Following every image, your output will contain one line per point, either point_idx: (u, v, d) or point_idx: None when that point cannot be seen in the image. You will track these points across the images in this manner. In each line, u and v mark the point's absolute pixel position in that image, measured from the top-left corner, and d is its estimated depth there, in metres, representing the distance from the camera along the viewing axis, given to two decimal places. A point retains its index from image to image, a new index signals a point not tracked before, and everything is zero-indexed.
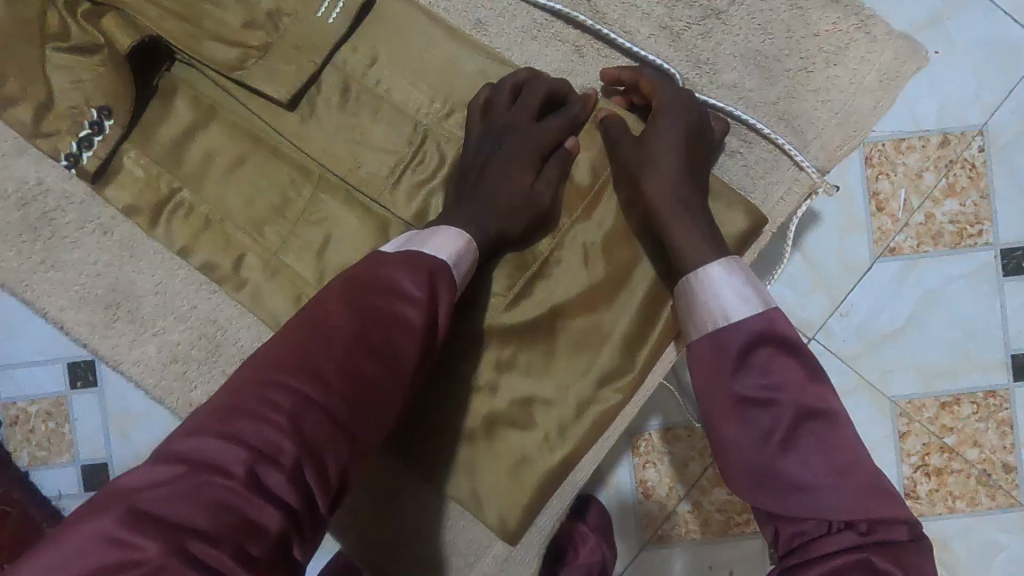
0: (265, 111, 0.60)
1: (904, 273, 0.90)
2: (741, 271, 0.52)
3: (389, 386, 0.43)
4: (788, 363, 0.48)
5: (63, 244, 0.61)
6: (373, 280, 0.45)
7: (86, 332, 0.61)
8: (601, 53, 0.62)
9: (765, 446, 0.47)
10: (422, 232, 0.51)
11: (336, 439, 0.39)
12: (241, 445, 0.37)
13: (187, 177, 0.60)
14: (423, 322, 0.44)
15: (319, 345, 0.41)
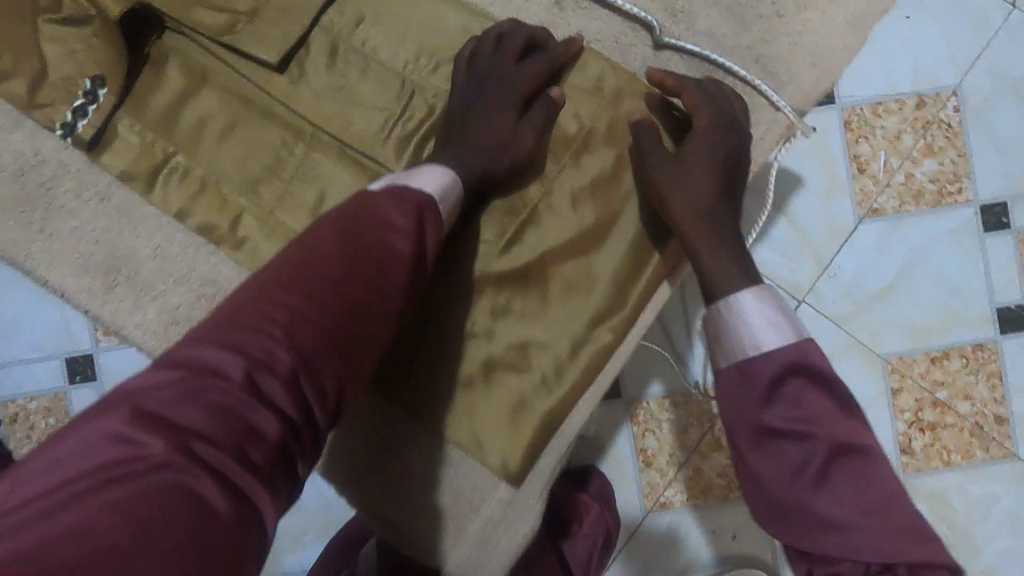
0: (256, 73, 0.61)
1: (887, 233, 0.92)
2: (769, 300, 0.52)
3: (382, 309, 0.43)
4: (821, 396, 0.47)
5: (60, 213, 0.62)
6: (363, 210, 0.46)
7: (85, 298, 0.62)
8: (580, 5, 0.64)
9: (799, 482, 0.45)
10: (408, 172, 0.53)
11: (332, 353, 0.39)
12: (237, 355, 0.37)
13: (181, 141, 0.61)
14: (413, 251, 0.45)
15: (311, 265, 0.41)
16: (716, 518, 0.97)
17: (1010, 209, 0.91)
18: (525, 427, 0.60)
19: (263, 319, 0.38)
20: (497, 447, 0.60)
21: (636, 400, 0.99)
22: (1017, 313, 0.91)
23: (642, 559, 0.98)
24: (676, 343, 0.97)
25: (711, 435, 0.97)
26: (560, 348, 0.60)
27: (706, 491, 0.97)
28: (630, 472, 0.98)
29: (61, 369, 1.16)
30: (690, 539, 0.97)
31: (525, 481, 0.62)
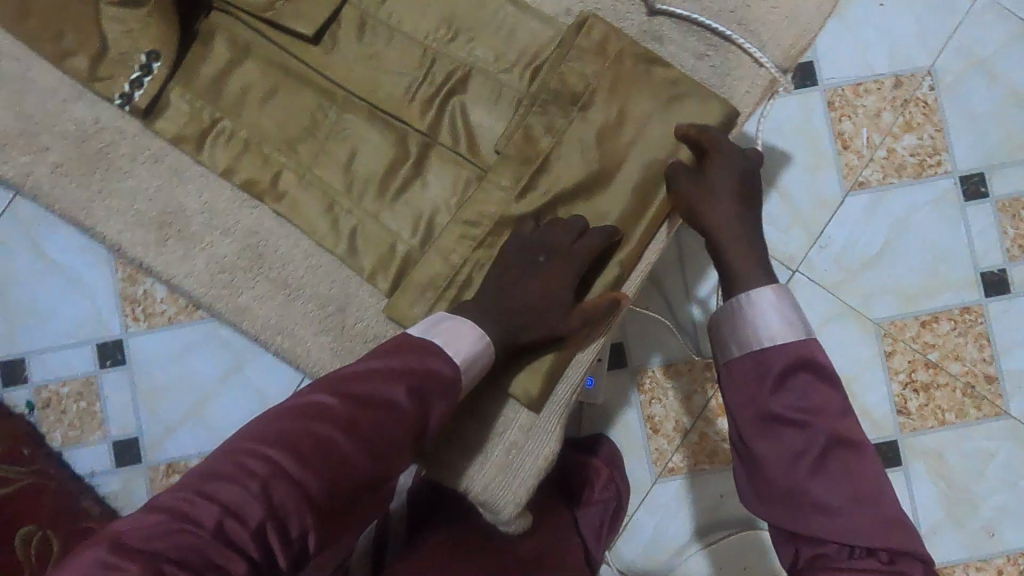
0: (294, 46, 0.69)
1: (873, 205, 0.99)
2: (786, 297, 0.58)
3: (363, 471, 0.49)
4: (825, 392, 0.53)
5: (117, 175, 0.69)
6: (365, 375, 0.52)
7: (141, 251, 0.69)
8: None
9: (797, 466, 0.51)
10: (451, 321, 0.58)
11: (304, 509, 0.46)
12: (220, 504, 0.44)
13: (228, 108, 0.69)
14: (402, 416, 0.51)
15: (305, 423, 0.49)
16: (723, 481, 1.02)
17: (987, 179, 0.98)
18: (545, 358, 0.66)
19: (250, 470, 0.46)
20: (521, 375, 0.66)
21: (641, 369, 1.03)
22: (999, 276, 0.97)
23: (653, 525, 1.02)
24: (676, 314, 1.03)
25: (715, 400, 1.02)
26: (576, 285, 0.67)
27: (712, 455, 1.02)
28: (637, 437, 1.03)
29: (92, 354, 1.21)
30: (699, 503, 1.02)
31: (544, 409, 0.68)
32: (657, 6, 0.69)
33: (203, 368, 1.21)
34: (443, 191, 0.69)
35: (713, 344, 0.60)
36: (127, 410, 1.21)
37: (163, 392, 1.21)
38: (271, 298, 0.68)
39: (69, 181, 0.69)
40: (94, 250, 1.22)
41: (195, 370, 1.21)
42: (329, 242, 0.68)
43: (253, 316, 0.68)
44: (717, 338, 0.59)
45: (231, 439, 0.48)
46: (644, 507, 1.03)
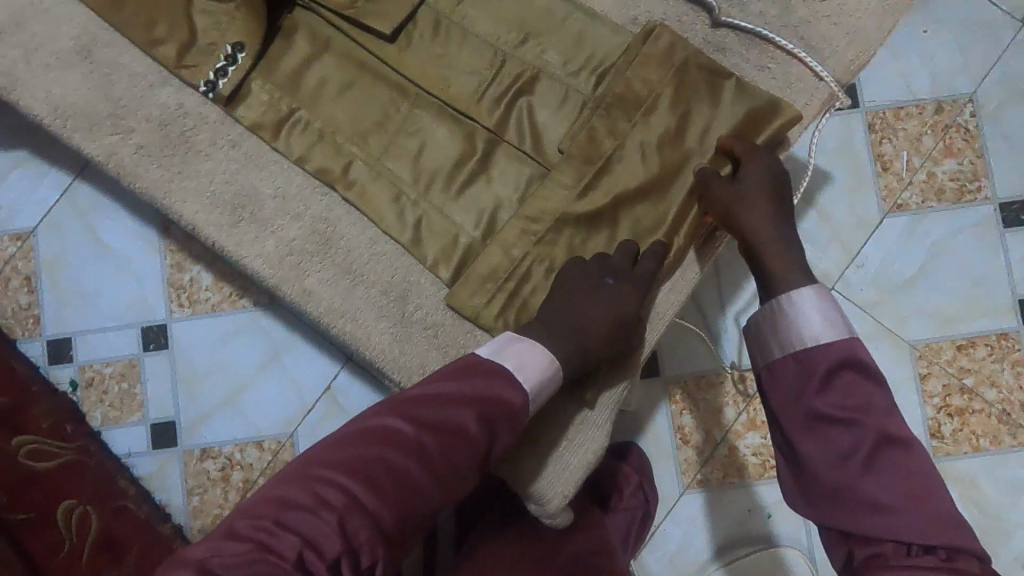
0: (371, 43, 0.72)
1: (911, 228, 1.00)
2: (826, 297, 0.58)
3: (431, 499, 0.52)
4: (870, 389, 0.53)
5: (197, 157, 0.72)
6: (433, 403, 0.55)
7: (214, 231, 0.71)
8: None
9: (845, 465, 0.52)
10: (523, 341, 0.61)
11: (377, 539, 0.49)
12: (298, 536, 0.46)
13: (305, 99, 0.72)
14: (470, 445, 0.54)
15: (377, 453, 0.52)
16: (751, 497, 1.02)
17: None
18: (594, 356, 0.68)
19: (327, 501, 0.49)
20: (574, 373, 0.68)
21: (675, 379, 1.04)
22: None
23: (680, 537, 1.02)
24: (711, 326, 1.04)
25: (746, 414, 1.02)
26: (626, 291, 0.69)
27: (741, 469, 1.02)
28: (667, 447, 1.03)
29: (137, 337, 1.25)
30: (727, 517, 1.01)
31: (594, 403, 0.69)
32: (720, 19, 0.72)
33: (239, 354, 1.23)
34: (505, 188, 0.71)
35: (752, 347, 0.60)
36: (166, 393, 1.23)
37: (201, 377, 1.23)
38: (336, 282, 0.71)
39: (150, 161, 0.72)
40: (146, 236, 1.26)
41: (231, 357, 1.23)
42: (394, 231, 0.70)
43: (317, 299, 0.70)
44: (756, 340, 0.59)
45: (305, 469, 0.51)
46: (671, 518, 1.02)
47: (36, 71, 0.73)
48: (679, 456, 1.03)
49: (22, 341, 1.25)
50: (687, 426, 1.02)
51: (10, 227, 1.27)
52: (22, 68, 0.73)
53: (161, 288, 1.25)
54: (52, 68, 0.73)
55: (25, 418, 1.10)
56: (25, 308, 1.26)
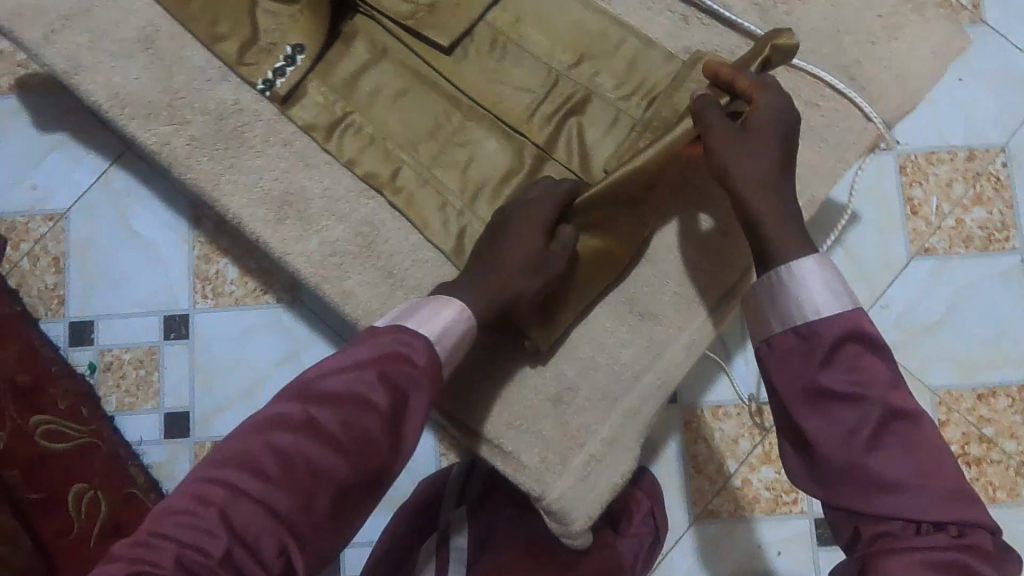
0: (428, 53, 0.73)
1: (937, 272, 1.00)
2: (831, 269, 0.56)
3: (334, 471, 0.50)
4: (874, 362, 0.53)
5: (249, 153, 0.73)
6: (321, 379, 0.54)
7: (260, 226, 0.72)
8: (704, 23, 0.75)
9: (852, 442, 0.51)
10: (428, 300, 0.60)
11: (274, 528, 0.48)
12: (177, 541, 0.45)
13: (358, 104, 0.73)
14: (368, 412, 0.52)
15: (260, 438, 0.50)
16: (763, 532, 1.00)
17: None
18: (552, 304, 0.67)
19: (208, 498, 0.47)
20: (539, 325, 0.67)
21: (692, 407, 1.03)
22: None
23: (687, 567, 1.00)
24: (732, 357, 1.03)
25: (761, 447, 1.02)
26: (660, 318, 0.71)
27: (754, 502, 1.01)
28: (680, 475, 1.02)
29: (158, 325, 1.25)
30: (736, 550, 1.00)
31: (626, 425, 0.69)
32: (774, 55, 0.72)
33: (258, 349, 1.24)
34: None
35: (749, 318, 0.59)
36: (183, 382, 1.24)
37: (219, 369, 1.23)
38: (376, 285, 0.71)
39: (204, 153, 0.73)
40: (176, 226, 1.27)
41: (249, 351, 1.23)
42: (438, 238, 0.71)
43: (356, 301, 0.71)
44: (755, 312, 0.58)
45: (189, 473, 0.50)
46: (678, 548, 1.01)
47: (99, 58, 0.74)
48: (691, 485, 1.02)
49: (45, 321, 1.26)
50: (702, 454, 1.02)
51: (44, 208, 1.29)
52: (86, 54, 0.74)
53: (186, 277, 1.26)
54: (115, 57, 0.74)
55: (41, 400, 1.07)
56: (50, 288, 1.27)
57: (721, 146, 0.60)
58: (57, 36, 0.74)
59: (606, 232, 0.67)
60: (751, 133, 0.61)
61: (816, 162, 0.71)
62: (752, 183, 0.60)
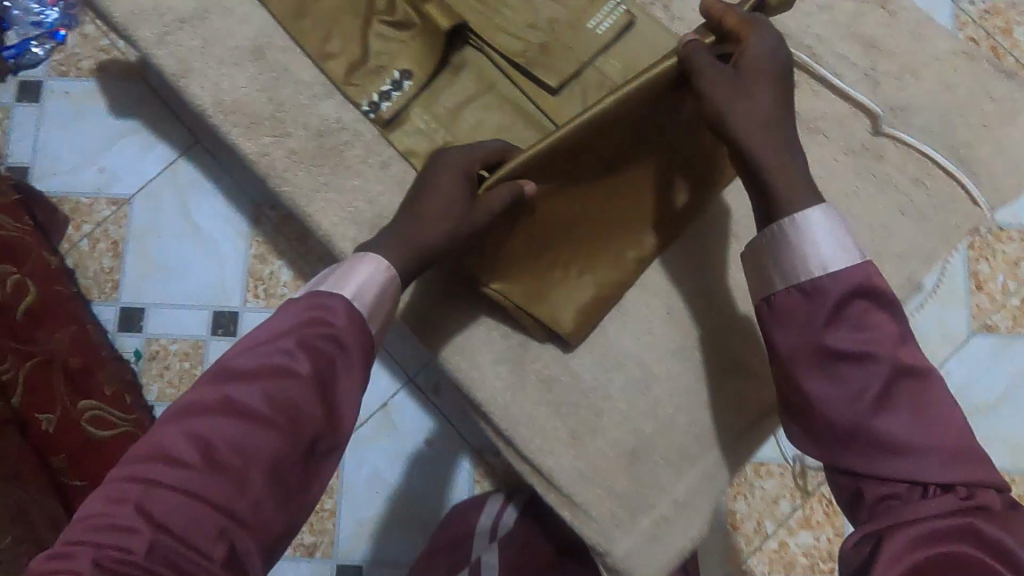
0: (534, 92, 0.73)
1: (998, 350, 0.97)
2: (837, 220, 0.55)
3: (262, 441, 0.49)
4: (882, 320, 0.53)
5: (346, 172, 0.73)
6: (235, 360, 0.53)
7: (350, 246, 0.72)
8: (814, 88, 0.73)
9: (859, 404, 0.52)
10: (341, 263, 0.59)
11: (204, 512, 0.45)
12: (95, 545, 0.43)
13: (460, 134, 0.73)
14: (288, 379, 0.51)
15: (174, 427, 0.48)
16: None
17: None
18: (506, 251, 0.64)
19: (124, 496, 0.45)
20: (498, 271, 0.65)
21: None
22: None
23: None
24: None
25: (801, 511, 0.99)
26: (745, 381, 0.69)
27: (790, 566, 0.98)
28: (716, 531, 0.99)
29: (207, 319, 1.26)
30: None
31: (702, 488, 0.67)
32: (883, 128, 0.71)
33: None
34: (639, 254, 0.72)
35: (754, 274, 0.59)
36: None
37: None
38: (459, 317, 0.70)
39: (302, 168, 0.73)
40: (236, 223, 1.28)
41: None
42: None
43: (438, 331, 0.70)
44: (760, 267, 0.57)
45: (103, 479, 0.47)
46: None
47: (209, 64, 0.75)
48: (726, 542, 0.99)
49: (97, 304, 1.26)
50: (741, 512, 0.99)
51: (109, 192, 1.30)
52: (196, 58, 0.75)
53: (240, 274, 1.27)
54: (224, 64, 0.75)
55: (90, 382, 1.05)
56: (106, 272, 1.28)
57: (715, 87, 0.57)
58: (171, 38, 0.75)
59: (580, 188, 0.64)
60: (746, 76, 0.58)
61: (916, 240, 0.70)
62: (749, 124, 0.57)
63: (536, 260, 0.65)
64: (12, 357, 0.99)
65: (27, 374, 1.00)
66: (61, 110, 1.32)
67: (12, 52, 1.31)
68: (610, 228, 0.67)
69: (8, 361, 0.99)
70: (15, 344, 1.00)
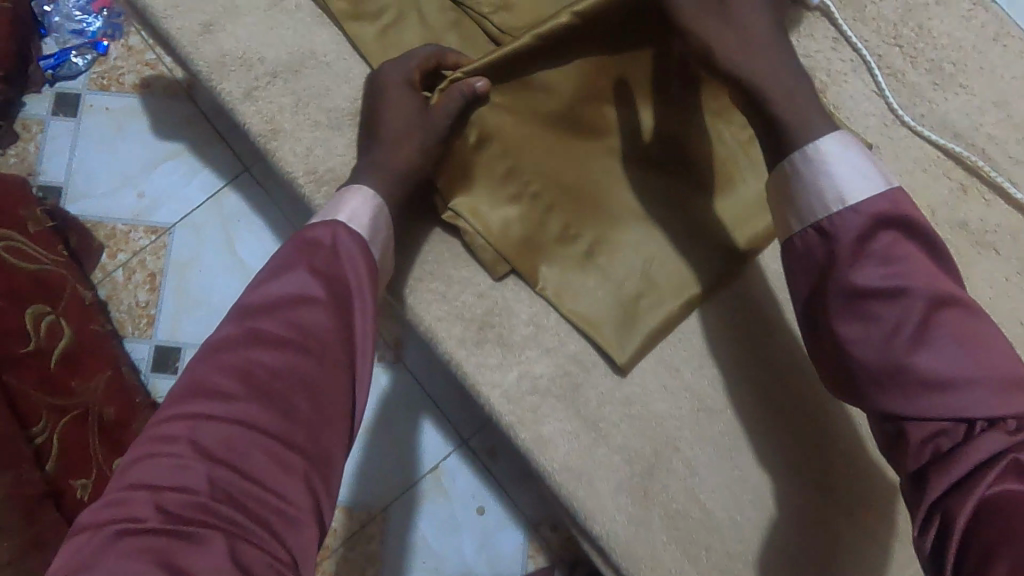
0: (674, 180, 0.64)
1: None
2: (850, 146, 0.52)
3: (296, 368, 0.48)
4: (909, 252, 0.50)
5: (457, 261, 0.65)
6: (251, 295, 0.51)
7: (454, 345, 0.64)
8: (987, 197, 0.65)
9: (894, 342, 0.48)
10: (329, 202, 0.57)
11: (255, 439, 0.45)
12: (157, 481, 0.43)
13: (587, 224, 0.64)
14: (308, 304, 0.50)
15: (205, 364, 0.48)
16: None
17: None
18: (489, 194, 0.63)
19: (175, 433, 0.45)
20: (490, 225, 0.62)
21: None
22: None
23: None
24: None
25: None
26: (895, 525, 0.61)
27: None
28: None
29: None
30: None
31: None
32: None
33: None
34: (784, 373, 0.63)
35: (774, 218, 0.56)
36: None
37: None
38: (578, 436, 0.62)
39: (401, 252, 0.64)
40: None
41: None
42: (657, 398, 0.63)
43: (553, 452, 0.62)
44: (778, 211, 0.55)
45: (148, 424, 0.47)
46: None
47: (301, 125, 0.67)
48: None
49: (129, 341, 1.11)
50: None
51: (149, 218, 1.15)
52: (287, 118, 0.67)
53: None
54: (319, 126, 0.67)
55: (122, 433, 0.97)
56: (141, 306, 1.13)
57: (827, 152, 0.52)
58: (259, 93, 0.67)
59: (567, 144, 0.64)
60: (808, 108, 0.54)
61: None
62: (759, 75, 0.54)
63: (529, 215, 0.63)
64: (45, 414, 0.86)
65: (61, 435, 0.87)
66: (98, 126, 1.16)
67: (51, 61, 1.14)
68: (614, 192, 0.64)
69: (41, 420, 0.86)
70: (49, 398, 0.88)
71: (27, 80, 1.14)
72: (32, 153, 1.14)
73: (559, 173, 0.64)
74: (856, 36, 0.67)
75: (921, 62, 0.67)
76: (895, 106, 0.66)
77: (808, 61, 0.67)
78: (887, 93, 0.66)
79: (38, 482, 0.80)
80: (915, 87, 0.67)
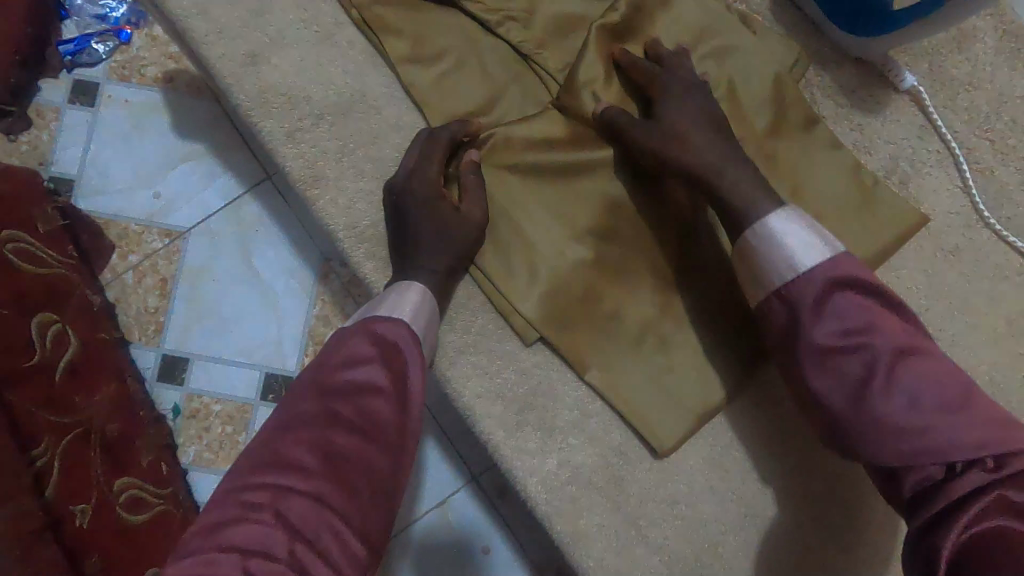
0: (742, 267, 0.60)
1: None
2: (796, 216, 0.50)
3: (375, 450, 0.45)
4: (869, 307, 0.47)
5: (501, 337, 0.61)
6: (332, 366, 0.48)
7: (492, 425, 0.60)
8: None
9: (863, 394, 0.45)
10: (384, 294, 0.55)
11: (334, 521, 0.41)
12: (242, 550, 0.38)
13: (644, 307, 0.60)
14: (387, 385, 0.48)
15: (288, 432, 0.44)
16: None
17: None
18: (543, 269, 0.59)
19: (257, 502, 0.40)
20: (542, 305, 0.59)
21: None
22: None
23: None
24: None
25: None
26: None
27: None
28: None
29: (257, 382, 0.90)
30: None
31: None
32: None
33: None
34: (833, 481, 0.60)
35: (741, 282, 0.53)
36: (187, 423, 0.90)
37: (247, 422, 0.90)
38: (616, 534, 0.59)
39: (444, 322, 0.61)
40: (299, 272, 0.93)
41: (265, 398, 0.90)
42: (702, 498, 0.60)
43: (590, 548, 0.59)
44: (743, 284, 0.53)
45: (222, 488, 0.42)
46: None
47: (345, 173, 0.62)
48: None
49: (135, 348, 0.91)
50: None
51: (163, 221, 0.93)
52: (330, 164, 0.62)
53: (288, 324, 0.92)
54: (364, 176, 0.62)
55: (125, 451, 0.78)
56: (151, 312, 0.91)
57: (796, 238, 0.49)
58: (302, 135, 0.62)
59: (630, 222, 0.60)
60: None
61: None
62: None
63: (585, 294, 0.59)
64: (45, 432, 0.69)
65: (63, 458, 0.70)
66: (114, 122, 0.94)
67: (69, 47, 0.93)
68: (676, 276, 0.60)
69: (41, 440, 0.68)
70: (52, 416, 0.71)
71: (44, 65, 0.93)
72: (46, 141, 0.93)
73: (618, 253, 0.60)
74: (946, 127, 0.63)
75: (1012, 159, 0.63)
76: (980, 206, 0.62)
77: (891, 148, 0.63)
78: (973, 190, 0.62)
79: (37, 513, 0.62)
80: (1003, 186, 0.63)
